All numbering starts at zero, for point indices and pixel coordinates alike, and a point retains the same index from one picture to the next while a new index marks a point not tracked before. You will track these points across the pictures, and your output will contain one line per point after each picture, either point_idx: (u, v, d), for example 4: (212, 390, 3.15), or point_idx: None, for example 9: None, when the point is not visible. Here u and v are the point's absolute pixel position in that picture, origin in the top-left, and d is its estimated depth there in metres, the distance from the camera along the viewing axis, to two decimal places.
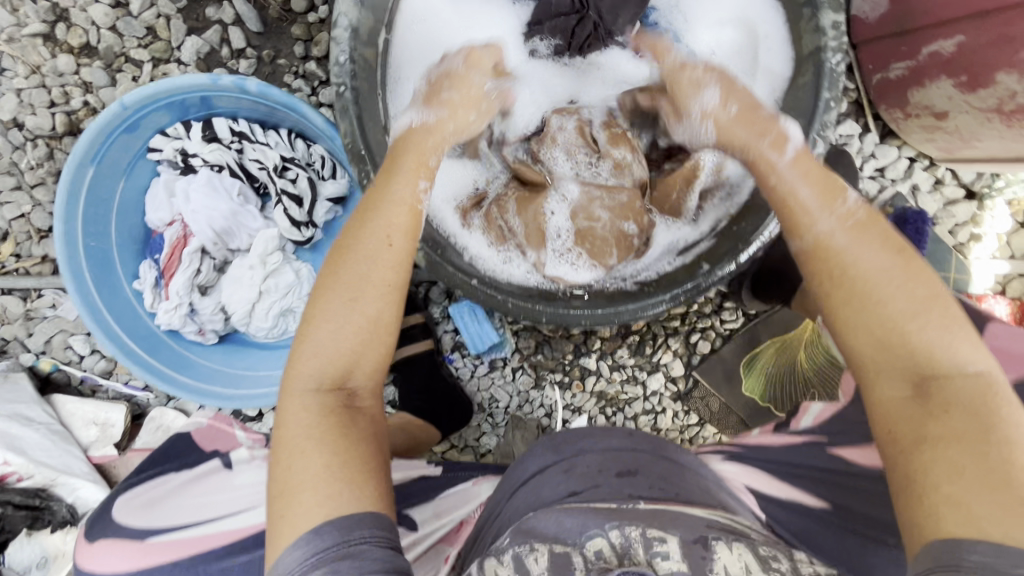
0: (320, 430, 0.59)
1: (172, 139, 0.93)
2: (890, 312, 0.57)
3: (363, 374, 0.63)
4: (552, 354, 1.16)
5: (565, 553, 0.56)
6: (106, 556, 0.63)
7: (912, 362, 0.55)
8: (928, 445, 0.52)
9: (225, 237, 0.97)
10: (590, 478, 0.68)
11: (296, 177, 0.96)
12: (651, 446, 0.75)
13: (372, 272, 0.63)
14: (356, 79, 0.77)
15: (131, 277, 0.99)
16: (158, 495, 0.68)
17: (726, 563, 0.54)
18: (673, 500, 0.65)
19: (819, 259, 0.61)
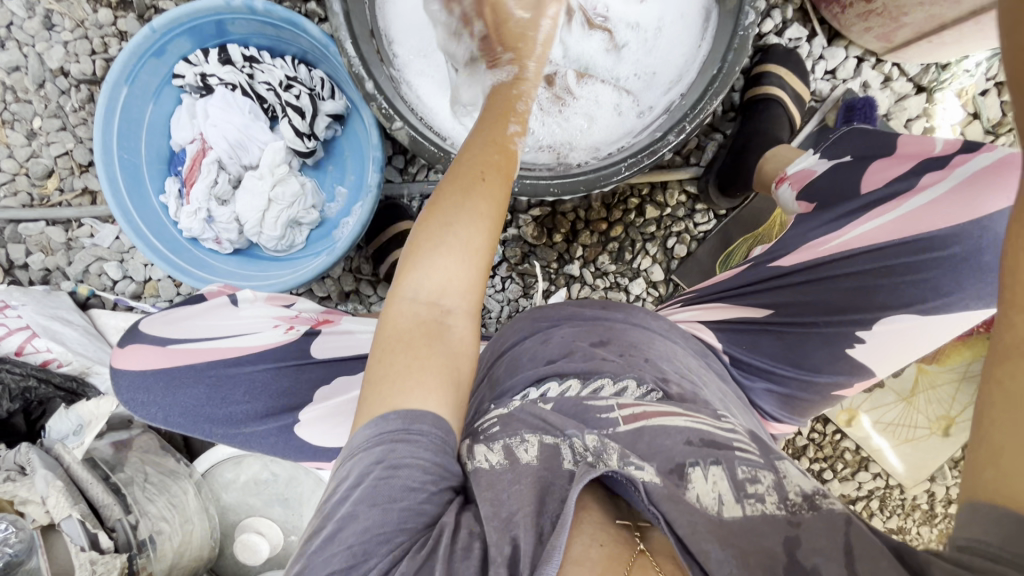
0: (412, 336, 0.57)
1: (193, 65, 1.07)
2: None
3: (456, 294, 0.59)
4: (538, 263, 1.25)
5: (552, 445, 0.54)
6: (129, 357, 0.73)
7: None
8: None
9: (239, 152, 1.11)
10: (565, 346, 0.69)
11: (298, 94, 1.10)
12: (623, 315, 0.76)
13: (475, 197, 0.61)
14: None
15: (157, 191, 1.12)
16: (175, 318, 0.78)
17: (702, 493, 0.50)
18: (638, 373, 0.65)
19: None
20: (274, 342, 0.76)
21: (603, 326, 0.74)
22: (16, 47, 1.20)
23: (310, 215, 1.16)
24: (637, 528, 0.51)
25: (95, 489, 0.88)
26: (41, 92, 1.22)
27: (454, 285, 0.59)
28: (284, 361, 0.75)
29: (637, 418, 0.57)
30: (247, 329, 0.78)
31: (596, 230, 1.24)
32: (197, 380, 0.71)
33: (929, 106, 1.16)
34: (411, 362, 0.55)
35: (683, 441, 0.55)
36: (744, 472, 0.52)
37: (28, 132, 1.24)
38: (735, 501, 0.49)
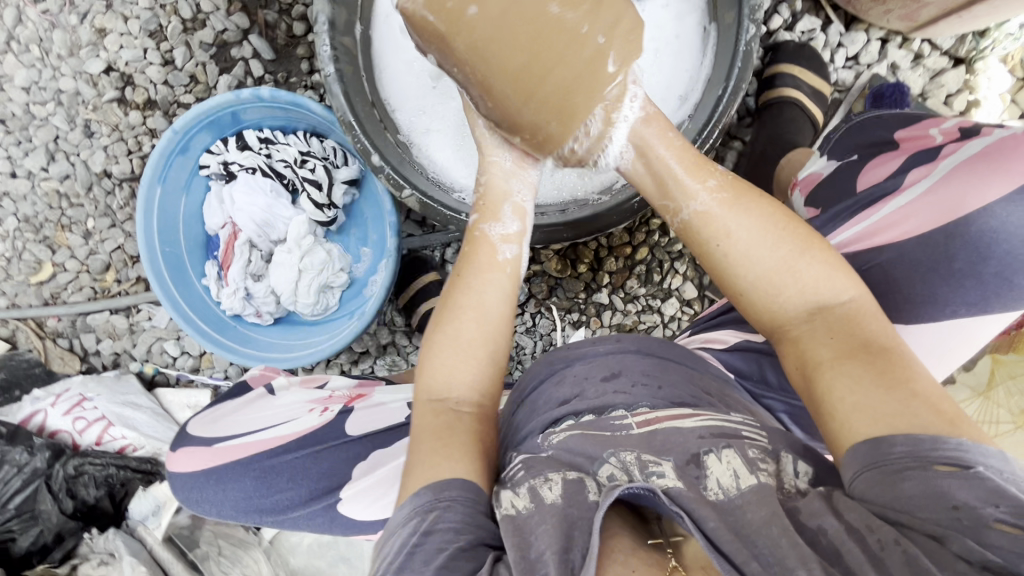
0: (434, 429, 0.62)
1: (216, 155, 1.14)
2: (777, 257, 0.62)
3: (465, 388, 0.66)
4: (565, 295, 1.24)
5: (576, 479, 0.53)
6: (185, 460, 0.79)
7: (801, 293, 0.60)
8: (826, 368, 0.55)
9: (266, 230, 1.16)
10: (576, 384, 0.67)
11: (314, 167, 1.15)
12: (637, 345, 0.71)
13: (464, 313, 0.69)
14: (339, 63, 0.93)
15: (199, 275, 1.19)
16: (218, 415, 0.84)
17: (720, 475, 0.51)
18: (657, 397, 0.63)
19: (704, 226, 0.66)
20: (310, 425, 0.80)
21: (615, 359, 0.70)
22: (64, 157, 1.31)
23: (340, 278, 1.19)
24: (670, 544, 0.51)
25: (174, 567, 1.00)
26: (90, 195, 1.32)
27: (459, 377, 0.66)
28: (311, 447, 0.77)
29: (648, 422, 0.58)
30: (286, 417, 0.83)
31: (620, 255, 1.22)
32: (246, 466, 0.76)
33: (970, 80, 1.07)
34: (432, 447, 0.60)
35: (695, 436, 0.56)
36: (753, 450, 0.54)
37: (84, 233, 1.35)
38: (749, 473, 0.51)
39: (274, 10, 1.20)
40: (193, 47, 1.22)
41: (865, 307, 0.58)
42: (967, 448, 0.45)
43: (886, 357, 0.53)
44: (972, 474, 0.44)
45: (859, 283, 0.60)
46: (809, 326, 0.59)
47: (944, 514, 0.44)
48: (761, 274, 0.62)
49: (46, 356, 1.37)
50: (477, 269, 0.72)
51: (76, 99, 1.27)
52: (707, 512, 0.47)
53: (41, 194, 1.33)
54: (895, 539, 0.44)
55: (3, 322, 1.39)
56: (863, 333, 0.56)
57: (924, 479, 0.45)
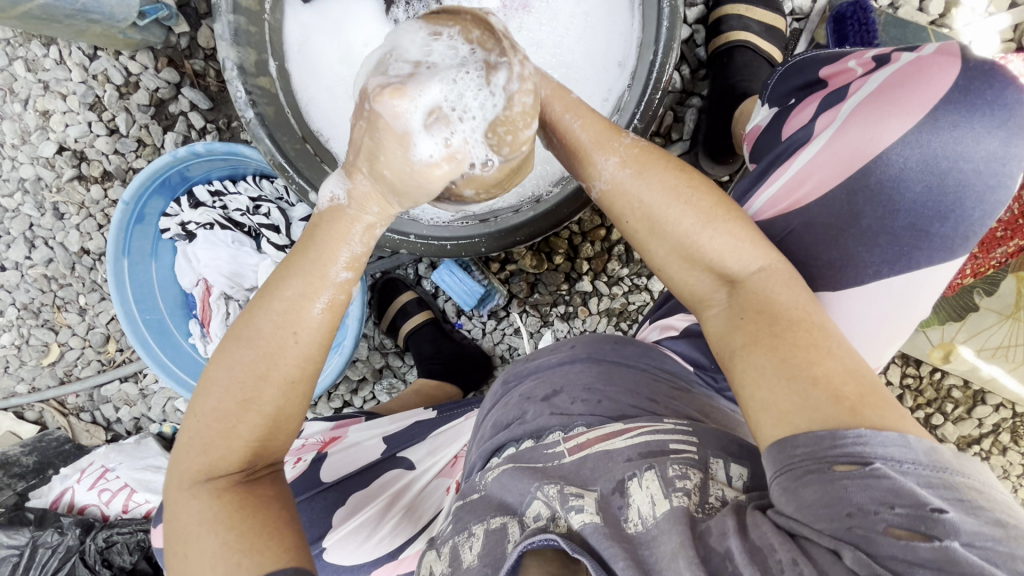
0: (213, 515, 0.56)
1: (173, 216, 1.14)
2: (684, 227, 0.60)
3: (265, 452, 0.61)
4: (548, 289, 1.19)
5: (501, 528, 0.54)
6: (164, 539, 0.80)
7: (716, 265, 0.60)
8: (739, 356, 0.56)
9: (238, 279, 1.16)
10: (514, 409, 0.68)
11: (269, 211, 1.14)
12: (588, 353, 0.73)
13: (263, 385, 0.58)
14: (258, 105, 0.89)
15: (186, 335, 1.21)
16: None
17: (640, 504, 0.51)
18: (592, 412, 0.64)
19: (614, 200, 0.63)
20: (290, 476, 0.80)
21: (562, 372, 0.71)
22: (43, 243, 1.34)
23: None
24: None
25: None
26: (75, 274, 1.36)
27: (241, 446, 0.59)
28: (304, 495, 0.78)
29: (580, 447, 0.58)
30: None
31: (595, 239, 1.16)
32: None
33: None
34: (220, 537, 0.56)
35: (624, 458, 0.55)
36: (675, 469, 0.53)
37: (79, 310, 1.39)
38: (665, 498, 0.50)
39: (199, 57, 1.18)
40: (133, 111, 1.21)
41: (772, 278, 0.59)
42: (866, 441, 0.46)
43: (789, 337, 0.54)
44: (870, 471, 0.45)
45: (768, 250, 0.61)
46: (726, 301, 0.60)
47: (837, 523, 0.44)
48: (671, 246, 0.61)
49: (73, 431, 1.44)
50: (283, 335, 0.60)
51: (40, 184, 1.29)
52: (616, 550, 0.47)
53: (32, 281, 1.37)
54: (794, 559, 0.44)
55: (29, 407, 1.46)
56: (766, 311, 0.57)
57: (822, 483, 0.46)
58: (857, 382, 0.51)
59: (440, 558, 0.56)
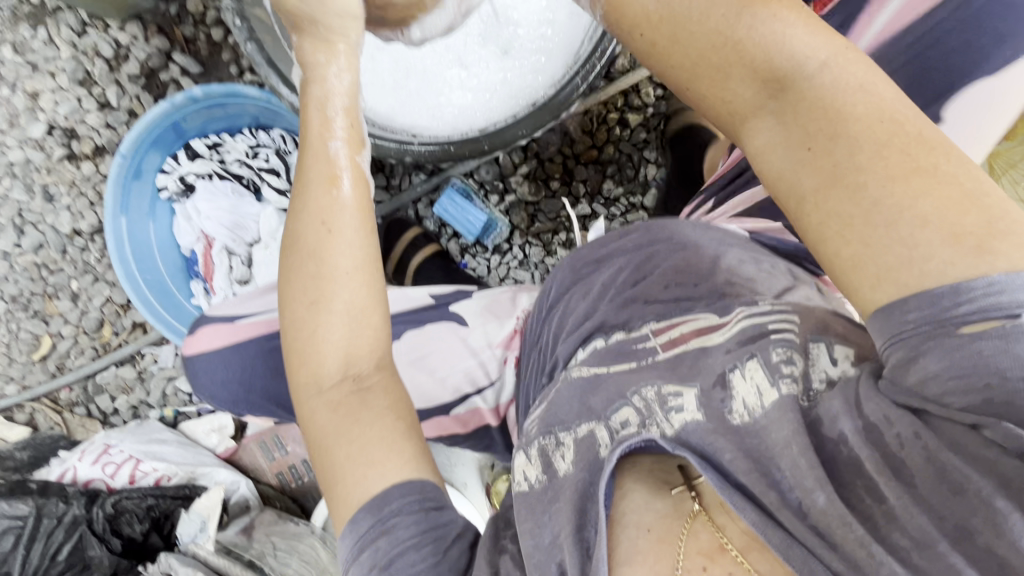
0: (336, 423, 0.67)
1: (171, 172, 1.14)
2: (724, 42, 0.53)
3: (361, 359, 0.70)
4: (548, 218, 1.21)
5: (588, 433, 0.61)
6: (209, 337, 0.88)
7: (774, 81, 0.52)
8: (811, 202, 0.50)
9: (240, 233, 1.15)
10: (605, 292, 0.76)
11: (267, 157, 1.15)
12: (648, 239, 0.77)
13: (335, 283, 0.69)
14: (256, 32, 0.94)
15: (188, 296, 1.19)
16: (240, 300, 0.91)
17: (745, 395, 0.54)
18: (679, 300, 0.69)
19: (629, 23, 0.57)
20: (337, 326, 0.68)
21: (641, 254, 0.76)
22: (32, 228, 1.32)
23: None
24: (692, 488, 0.57)
25: (232, 568, 0.99)
26: (67, 257, 1.33)
27: (354, 353, 0.70)
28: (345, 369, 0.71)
29: (675, 346, 0.64)
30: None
31: (589, 161, 1.20)
32: (277, 343, 0.85)
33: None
34: (348, 448, 0.66)
35: (723, 352, 0.59)
36: (777, 355, 0.56)
37: (71, 296, 1.35)
38: (771, 388, 0.54)
39: (189, 23, 1.21)
40: (124, 82, 1.23)
41: (839, 78, 0.51)
42: (999, 290, 0.42)
43: (868, 166, 0.47)
44: (1008, 330, 0.41)
45: (835, 48, 0.51)
46: (784, 131, 0.52)
47: (975, 394, 0.42)
48: (706, 65, 0.55)
49: (68, 428, 1.37)
50: (318, 216, 0.70)
51: (29, 167, 1.29)
52: (721, 444, 0.53)
53: (22, 270, 1.34)
54: (915, 434, 0.45)
55: (19, 408, 1.38)
56: (842, 133, 0.49)
57: (941, 342, 0.43)
58: (948, 183, 0.46)
59: (532, 464, 0.65)
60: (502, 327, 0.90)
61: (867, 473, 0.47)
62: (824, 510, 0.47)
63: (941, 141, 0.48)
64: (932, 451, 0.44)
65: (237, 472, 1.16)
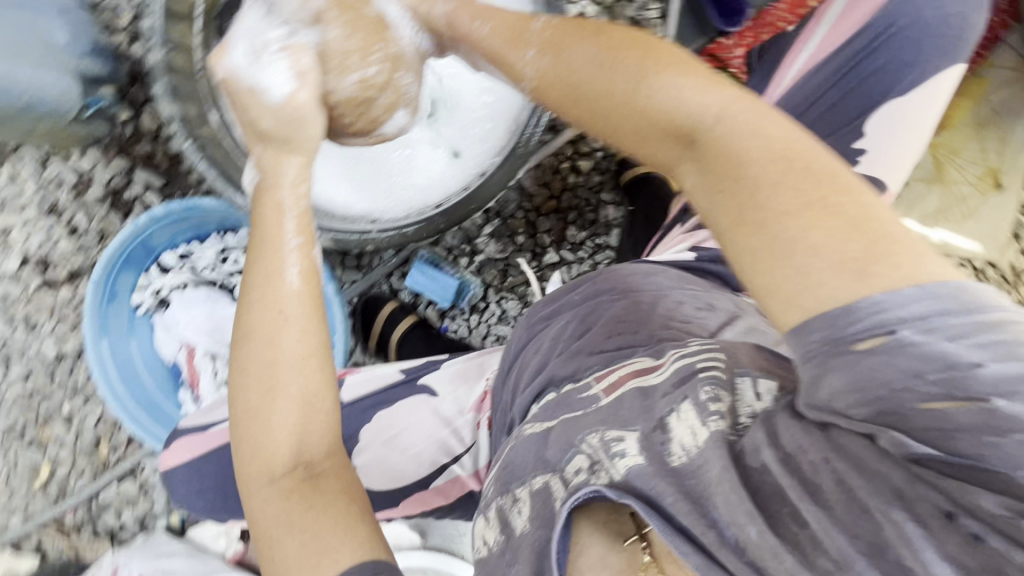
0: (286, 512, 0.66)
1: (145, 288, 1.16)
2: (630, 101, 0.59)
3: (314, 444, 0.68)
4: (520, 272, 1.23)
5: (546, 487, 0.63)
6: (182, 446, 0.88)
7: (677, 128, 0.58)
8: (724, 236, 0.54)
9: (219, 335, 1.17)
10: (559, 344, 0.82)
11: (236, 258, 1.19)
12: (591, 295, 0.85)
13: (279, 370, 0.65)
14: (208, 150, 0.97)
15: (177, 405, 1.20)
16: (209, 407, 0.92)
17: (681, 437, 0.57)
18: (622, 349, 0.76)
19: (549, 91, 0.65)
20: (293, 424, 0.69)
21: (586, 308, 0.84)
22: (18, 358, 1.33)
23: None
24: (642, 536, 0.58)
25: None
26: (56, 382, 1.34)
27: (307, 438, 0.68)
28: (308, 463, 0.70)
29: (614, 389, 0.68)
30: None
31: (549, 212, 1.23)
32: None
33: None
34: (298, 537, 0.65)
35: (662, 394, 0.63)
36: (704, 394, 0.59)
37: (62, 419, 1.35)
38: (702, 426, 0.57)
39: (146, 141, 1.25)
40: (90, 206, 1.27)
41: (734, 123, 0.56)
42: (882, 306, 0.46)
43: (763, 199, 0.52)
44: (895, 342, 0.45)
45: (728, 98, 0.57)
46: (695, 170, 0.57)
47: (872, 407, 0.46)
48: (618, 121, 0.61)
49: (76, 551, 1.36)
50: (269, 308, 0.66)
51: (7, 301, 1.30)
52: (663, 487, 0.54)
53: (11, 402, 1.34)
54: (825, 459, 0.49)
55: (25, 538, 1.37)
56: (746, 176, 0.53)
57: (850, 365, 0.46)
58: (840, 213, 0.49)
59: (491, 527, 0.67)
60: (471, 391, 0.94)
61: (790, 500, 0.50)
62: (757, 543, 0.49)
63: (830, 170, 0.52)
64: (841, 474, 0.48)
65: None
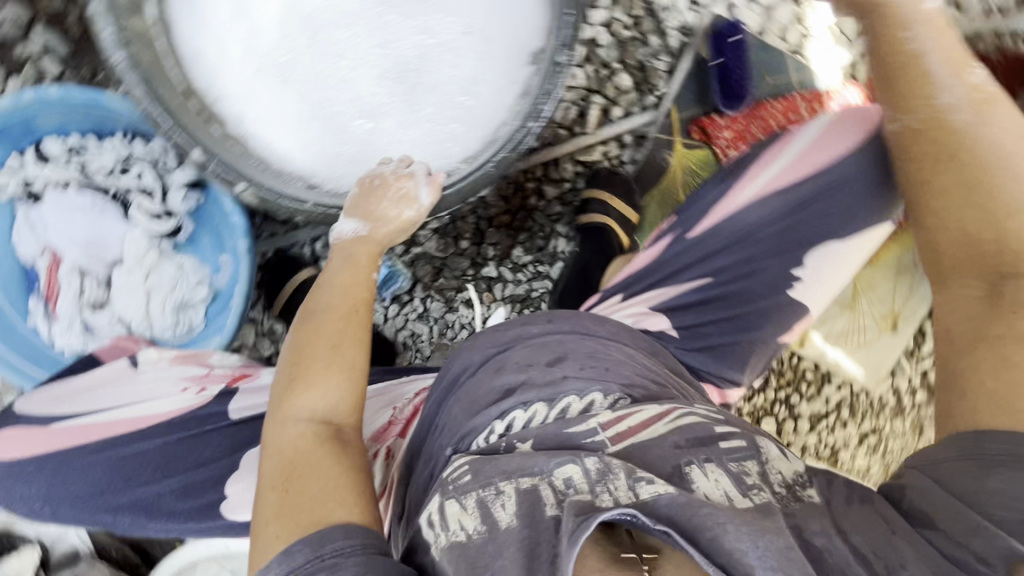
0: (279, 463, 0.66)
1: (13, 172, 0.97)
2: (1009, 222, 0.63)
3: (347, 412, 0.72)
4: (453, 274, 1.20)
5: (533, 489, 0.55)
6: (16, 440, 0.76)
7: (1000, 249, 0.63)
8: (980, 344, 0.59)
9: (98, 250, 1.02)
10: (519, 369, 0.71)
11: (140, 173, 1.02)
12: (568, 327, 0.77)
13: (350, 350, 0.75)
14: (132, 46, 0.79)
15: (23, 316, 1.02)
16: (66, 391, 0.80)
17: (705, 486, 0.54)
18: (590, 380, 0.69)
19: (925, 136, 0.68)
20: (185, 407, 0.79)
21: (551, 341, 0.75)
22: None
23: (198, 292, 1.07)
24: (643, 561, 0.52)
25: None
26: None
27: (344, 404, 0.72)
28: (197, 427, 0.77)
29: (621, 437, 0.60)
30: (137, 395, 0.80)
31: (501, 225, 1.19)
32: (133, 450, 0.76)
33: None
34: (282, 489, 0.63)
35: (672, 446, 0.59)
36: (737, 468, 0.57)
37: None
38: (741, 494, 0.53)
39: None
40: None
41: None
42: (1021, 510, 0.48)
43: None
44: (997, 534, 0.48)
45: None
46: (987, 291, 0.62)
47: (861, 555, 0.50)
48: (962, 231, 0.65)
49: None
50: (340, 321, 0.77)
51: None
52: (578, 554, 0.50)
53: None
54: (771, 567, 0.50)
55: None
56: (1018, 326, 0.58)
57: (998, 474, 0.50)
58: None
59: (468, 513, 0.55)
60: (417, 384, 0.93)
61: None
62: None
63: None
64: None
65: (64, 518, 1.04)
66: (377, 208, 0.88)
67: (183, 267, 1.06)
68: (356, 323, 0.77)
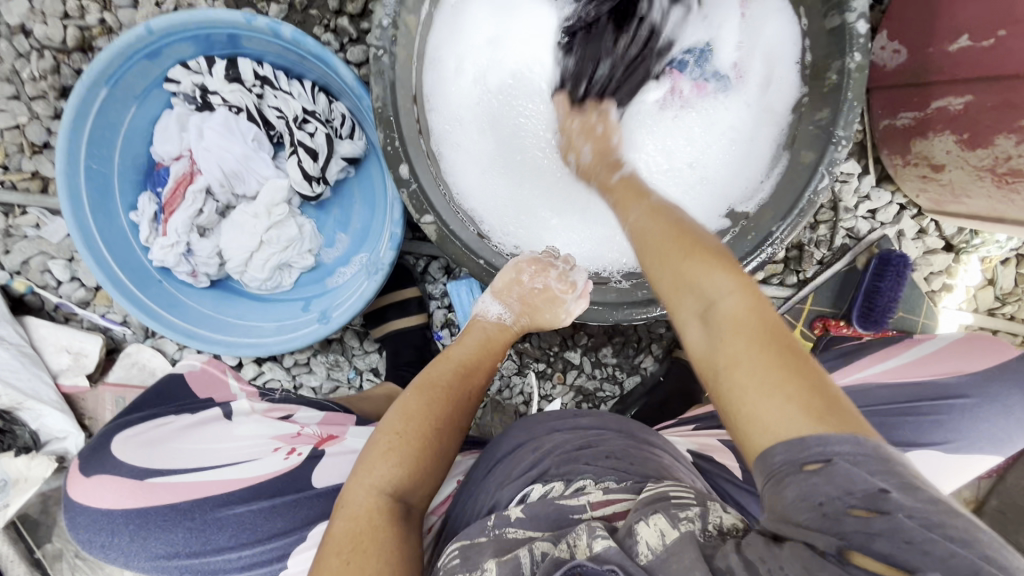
0: (345, 537, 0.59)
1: (193, 73, 0.92)
2: None
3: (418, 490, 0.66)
4: (538, 344, 1.19)
5: (513, 558, 0.49)
6: (96, 490, 0.67)
7: None
8: None
9: (233, 181, 0.96)
10: (561, 454, 0.67)
11: (314, 131, 0.94)
12: (614, 426, 0.74)
13: (440, 428, 0.71)
14: (396, 46, 0.75)
15: (127, 207, 0.97)
16: (158, 437, 0.74)
17: (647, 535, 0.44)
18: (615, 468, 0.63)
19: None
20: (274, 471, 0.73)
21: (592, 433, 0.72)
22: None
23: (305, 259, 1.02)
24: None
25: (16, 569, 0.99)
26: None
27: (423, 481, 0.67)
28: (282, 496, 0.70)
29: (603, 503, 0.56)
30: (233, 454, 0.74)
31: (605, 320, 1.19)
32: (218, 511, 0.67)
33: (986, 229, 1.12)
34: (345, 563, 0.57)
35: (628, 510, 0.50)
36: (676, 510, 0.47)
37: None
38: (672, 527, 0.44)
39: None
40: None
41: None
42: None
43: None
44: None
45: None
46: None
47: None
48: None
49: None
50: (438, 396, 0.73)
51: None
52: None
53: None
54: None
55: None
56: None
57: (797, 482, 0.39)
58: None
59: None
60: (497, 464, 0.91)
61: None
62: None
63: None
64: None
65: (72, 425, 1.00)
66: (513, 293, 0.84)
67: (304, 229, 1.01)
68: (455, 402, 0.74)
